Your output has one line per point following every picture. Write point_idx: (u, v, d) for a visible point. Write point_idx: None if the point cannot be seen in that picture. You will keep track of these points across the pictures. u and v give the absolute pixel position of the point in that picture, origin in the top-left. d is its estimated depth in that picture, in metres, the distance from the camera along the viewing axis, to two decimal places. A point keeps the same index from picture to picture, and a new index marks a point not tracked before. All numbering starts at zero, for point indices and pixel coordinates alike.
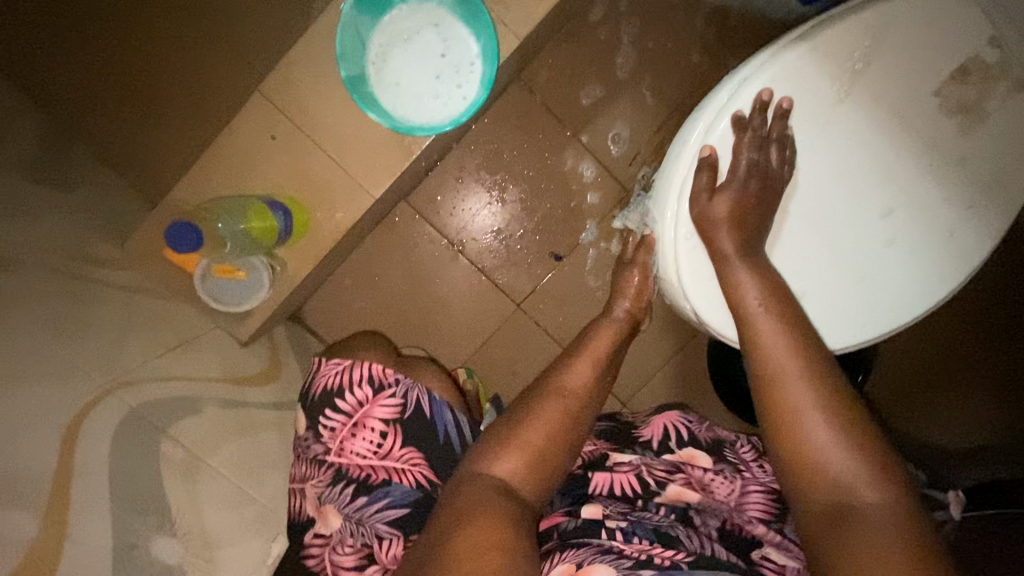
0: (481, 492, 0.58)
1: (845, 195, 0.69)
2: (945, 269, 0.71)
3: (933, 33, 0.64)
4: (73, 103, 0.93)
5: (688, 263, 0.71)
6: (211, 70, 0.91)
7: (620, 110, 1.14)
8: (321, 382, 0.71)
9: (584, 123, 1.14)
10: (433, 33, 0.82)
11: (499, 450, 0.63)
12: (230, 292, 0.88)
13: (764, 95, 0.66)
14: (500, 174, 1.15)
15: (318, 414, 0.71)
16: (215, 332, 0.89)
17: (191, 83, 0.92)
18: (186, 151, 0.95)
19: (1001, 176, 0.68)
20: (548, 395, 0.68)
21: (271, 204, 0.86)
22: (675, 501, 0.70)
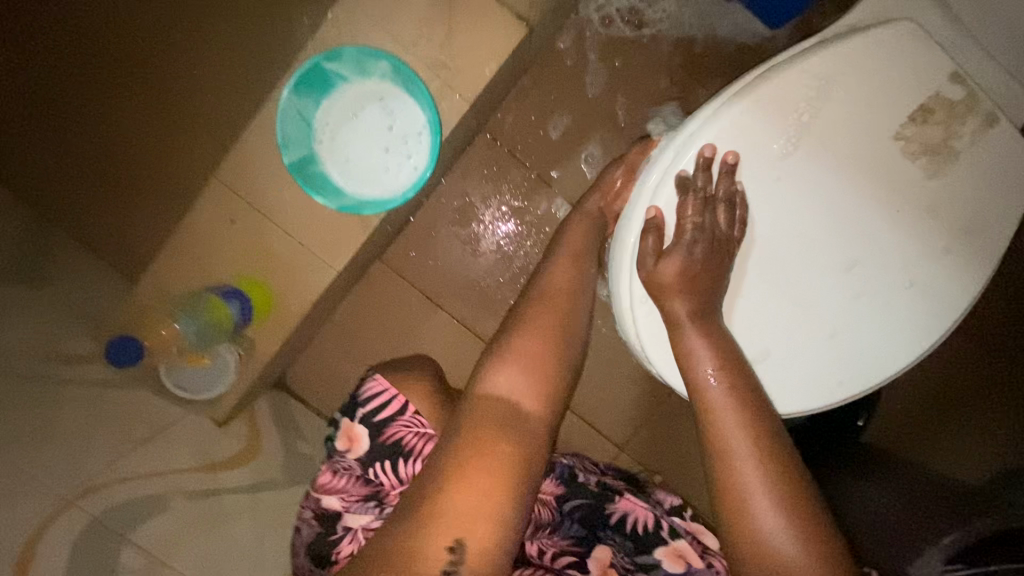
0: (495, 403, 0.62)
1: (803, 250, 0.65)
2: (924, 321, 0.66)
3: (886, 76, 0.60)
4: (53, 192, 0.98)
5: (645, 329, 0.67)
6: (176, 143, 0.90)
7: (589, 147, 1.11)
8: (397, 434, 0.69)
9: (554, 166, 1.12)
10: (378, 106, 0.81)
11: (505, 360, 0.66)
12: (198, 380, 0.90)
13: (706, 152, 0.62)
14: (472, 225, 1.14)
15: (379, 458, 0.68)
16: (187, 415, 0.89)
17: (153, 163, 0.93)
18: (161, 227, 0.95)
19: (979, 219, 0.63)
20: (533, 307, 0.73)
21: (226, 293, 0.87)
22: (677, 562, 0.68)
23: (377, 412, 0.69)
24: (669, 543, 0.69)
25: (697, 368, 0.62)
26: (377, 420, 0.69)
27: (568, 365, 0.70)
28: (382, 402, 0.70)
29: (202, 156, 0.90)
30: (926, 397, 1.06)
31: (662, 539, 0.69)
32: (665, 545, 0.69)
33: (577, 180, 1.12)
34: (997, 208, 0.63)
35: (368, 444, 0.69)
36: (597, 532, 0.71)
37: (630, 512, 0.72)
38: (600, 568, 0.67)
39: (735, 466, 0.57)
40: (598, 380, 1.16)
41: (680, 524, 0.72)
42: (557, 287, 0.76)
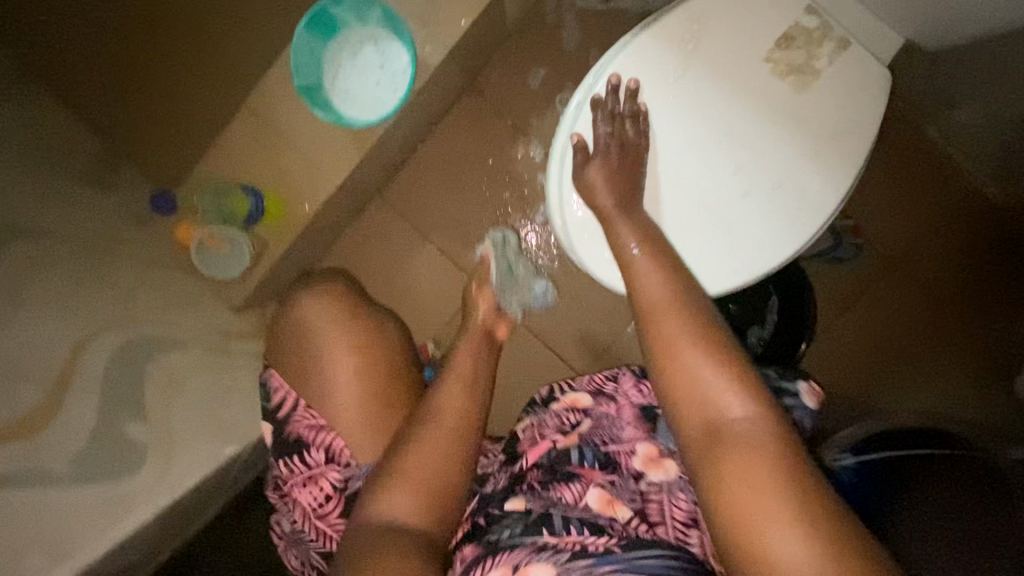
0: (374, 531, 0.66)
1: (696, 153, 0.80)
2: (801, 215, 0.79)
3: (755, 10, 0.75)
4: (102, 125, 1.14)
5: (574, 226, 0.86)
6: (197, 59, 1.06)
7: (563, 94, 1.28)
8: (296, 431, 0.83)
9: (531, 120, 1.29)
10: (373, 49, 1.01)
11: (389, 486, 0.70)
12: (217, 260, 1.09)
13: (612, 80, 0.79)
14: (459, 171, 1.32)
15: (291, 455, 0.83)
16: (208, 298, 1.09)
17: (185, 90, 1.09)
18: (192, 142, 1.12)
19: (840, 127, 0.77)
20: (418, 425, 0.76)
21: (247, 190, 1.08)
22: (577, 439, 0.76)
23: (281, 409, 0.84)
24: (561, 438, 0.77)
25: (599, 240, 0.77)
26: (280, 416, 0.84)
27: (459, 472, 0.73)
28: (282, 404, 0.84)
29: (222, 74, 1.07)
30: (871, 346, 1.17)
31: (556, 438, 0.77)
32: (561, 439, 0.77)
33: (551, 132, 1.29)
34: (856, 119, 0.76)
35: (275, 441, 0.85)
36: (515, 483, 0.73)
37: (522, 447, 0.79)
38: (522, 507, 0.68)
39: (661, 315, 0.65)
40: (562, 311, 1.30)
41: (557, 410, 0.82)
42: (445, 412, 0.78)
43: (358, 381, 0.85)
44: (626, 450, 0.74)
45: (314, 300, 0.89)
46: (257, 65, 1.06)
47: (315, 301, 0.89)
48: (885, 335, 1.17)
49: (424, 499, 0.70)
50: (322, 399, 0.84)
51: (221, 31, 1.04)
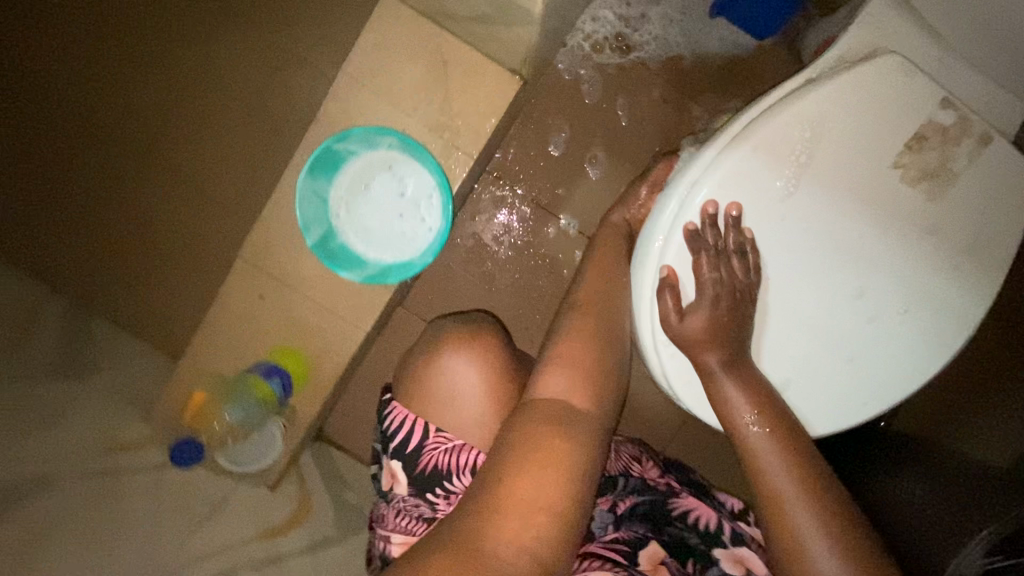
0: (546, 408, 0.60)
1: (814, 281, 0.68)
2: (939, 335, 0.69)
3: (877, 110, 0.62)
4: (83, 278, 1.03)
5: (671, 369, 0.71)
6: (202, 194, 0.99)
7: (592, 155, 1.12)
8: (429, 458, 0.72)
9: (562, 196, 1.13)
10: (389, 174, 0.84)
11: (547, 365, 0.66)
12: (248, 452, 0.95)
13: (708, 209, 0.66)
14: (487, 263, 1.16)
15: (425, 489, 0.73)
16: (241, 487, 0.93)
17: (181, 229, 1.01)
18: (196, 284, 1.02)
19: (984, 234, 0.65)
20: (573, 314, 0.74)
21: (267, 371, 0.92)
22: (736, 566, 0.72)
23: (407, 442, 0.73)
24: (730, 546, 0.74)
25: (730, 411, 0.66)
26: (409, 450, 0.73)
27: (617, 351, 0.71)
28: (410, 431, 0.74)
29: (226, 205, 0.99)
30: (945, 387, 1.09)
31: (723, 542, 0.74)
32: (726, 549, 0.74)
33: (588, 205, 1.14)
34: (1001, 223, 0.65)
35: (406, 477, 0.73)
36: (660, 522, 0.75)
37: (695, 505, 0.78)
38: (652, 562, 0.69)
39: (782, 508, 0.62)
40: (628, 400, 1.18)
41: (746, 530, 0.77)
42: (591, 292, 0.77)
43: (493, 389, 0.76)
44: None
45: (452, 364, 0.76)
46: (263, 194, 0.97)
47: (459, 359, 0.77)
48: (959, 373, 1.09)
49: (579, 381, 0.64)
50: (460, 418, 0.75)
51: (223, 160, 0.98)
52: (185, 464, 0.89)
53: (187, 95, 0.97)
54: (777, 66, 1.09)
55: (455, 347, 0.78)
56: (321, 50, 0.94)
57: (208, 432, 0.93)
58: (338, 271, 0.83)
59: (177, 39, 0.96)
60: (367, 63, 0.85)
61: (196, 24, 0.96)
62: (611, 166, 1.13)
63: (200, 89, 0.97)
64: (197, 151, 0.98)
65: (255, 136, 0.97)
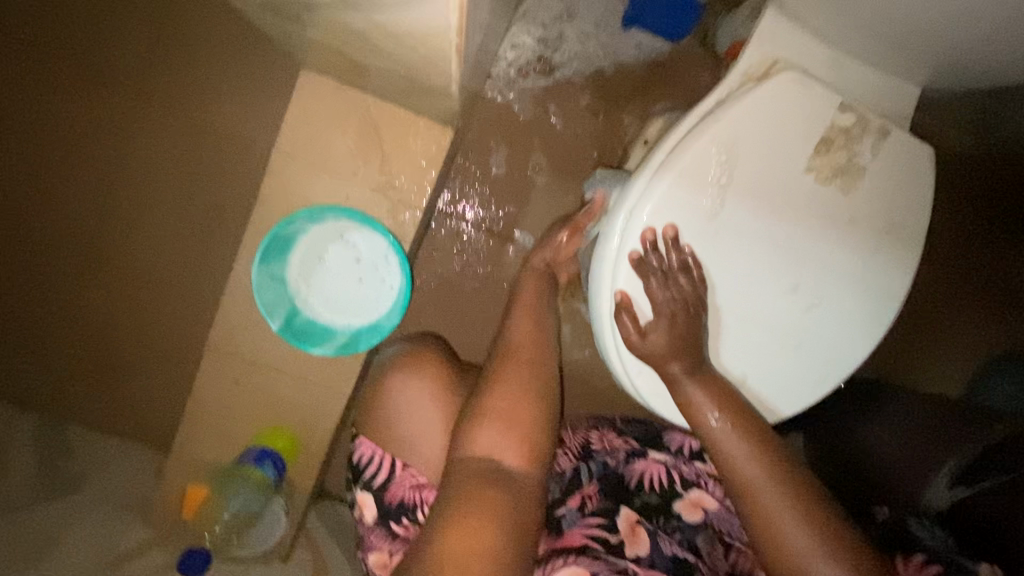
0: (470, 470, 0.60)
1: (754, 284, 0.72)
2: (874, 311, 0.74)
3: (783, 123, 0.67)
4: (42, 392, 0.99)
5: (639, 387, 0.74)
6: (156, 281, 0.98)
7: (533, 158, 1.12)
8: (397, 493, 0.72)
9: (514, 213, 1.13)
10: (341, 243, 0.86)
11: (473, 422, 0.64)
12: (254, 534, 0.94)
13: (647, 235, 0.69)
14: (452, 284, 1.14)
15: (393, 518, 0.72)
16: (251, 569, 0.91)
17: (139, 321, 0.99)
18: (168, 371, 1.01)
19: (897, 217, 0.71)
20: (502, 361, 0.72)
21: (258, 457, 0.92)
22: (695, 509, 0.79)
23: (377, 477, 0.74)
24: (684, 494, 0.80)
25: (701, 415, 0.70)
26: (378, 484, 0.73)
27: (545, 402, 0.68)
28: (378, 467, 0.74)
29: (184, 288, 0.98)
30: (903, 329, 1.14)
31: (680, 491, 0.80)
32: (683, 497, 0.80)
33: (541, 219, 1.14)
34: (909, 204, 0.71)
35: (376, 507, 0.73)
36: (623, 496, 0.78)
37: (650, 466, 0.82)
38: (629, 526, 0.73)
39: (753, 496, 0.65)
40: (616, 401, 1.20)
41: (698, 470, 0.83)
42: (517, 344, 0.74)
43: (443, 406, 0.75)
44: (751, 555, 0.76)
45: (403, 386, 0.77)
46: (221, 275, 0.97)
47: (405, 380, 0.77)
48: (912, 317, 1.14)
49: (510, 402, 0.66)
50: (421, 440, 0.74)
51: (172, 244, 0.97)
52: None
53: (119, 184, 0.94)
54: (694, 63, 1.14)
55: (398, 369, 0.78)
56: (248, 119, 0.94)
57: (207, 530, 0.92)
58: (308, 346, 0.84)
59: (96, 131, 0.93)
60: (298, 136, 0.86)
61: (114, 112, 0.93)
62: (554, 171, 1.13)
63: (131, 176, 0.94)
64: (142, 239, 0.96)
65: (198, 217, 0.96)
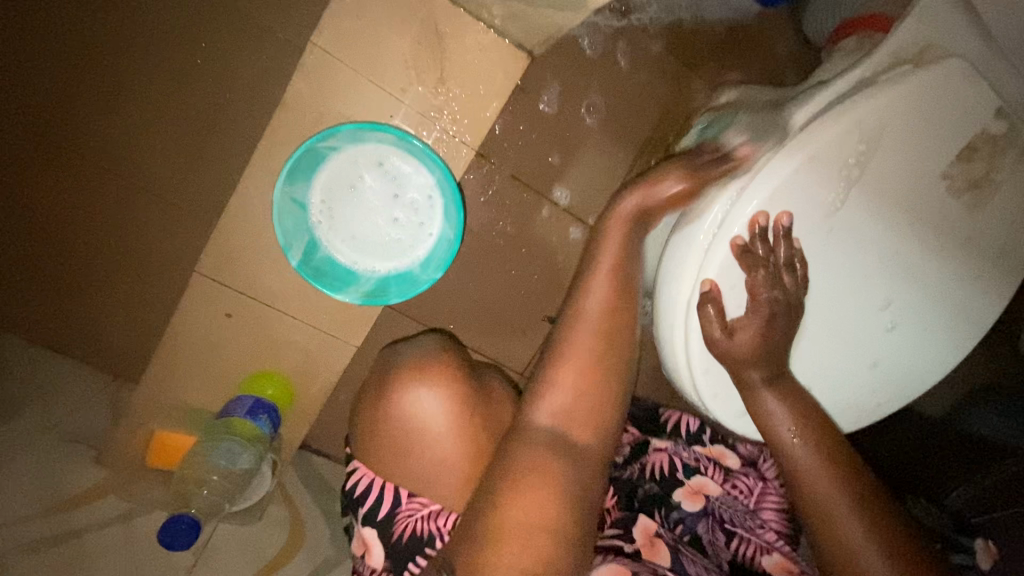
0: (534, 443, 0.57)
1: (851, 292, 0.66)
2: (956, 338, 0.70)
3: (935, 118, 0.59)
4: None
5: (706, 386, 0.67)
6: (125, 196, 0.76)
7: (590, 96, 0.99)
8: (404, 526, 0.63)
9: (558, 168, 1.01)
10: (381, 173, 0.72)
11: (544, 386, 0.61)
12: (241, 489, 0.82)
13: (759, 220, 0.60)
14: (476, 238, 1.02)
15: (402, 559, 0.63)
16: (219, 528, 0.78)
17: (100, 224, 0.77)
18: (131, 307, 0.81)
19: (1010, 244, 0.66)
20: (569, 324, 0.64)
21: (251, 409, 0.81)
22: (697, 498, 0.74)
23: (377, 507, 0.64)
24: (686, 481, 0.75)
25: (774, 425, 0.64)
26: (381, 519, 0.63)
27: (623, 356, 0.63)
28: (378, 497, 0.64)
29: (162, 209, 0.77)
30: None
31: (681, 480, 0.75)
32: (683, 486, 0.75)
33: (585, 180, 1.02)
34: None
35: (382, 547, 0.64)
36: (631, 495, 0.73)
37: (651, 459, 0.77)
38: (647, 536, 0.67)
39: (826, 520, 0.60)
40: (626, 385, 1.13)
41: (699, 453, 0.78)
42: (594, 308, 0.64)
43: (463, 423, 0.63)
44: (756, 541, 0.72)
45: (408, 400, 0.63)
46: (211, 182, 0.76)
47: (414, 393, 0.63)
48: None
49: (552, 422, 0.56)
50: (432, 458, 0.63)
51: (148, 152, 0.74)
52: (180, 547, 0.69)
53: (64, 59, 0.68)
54: (776, 38, 1.04)
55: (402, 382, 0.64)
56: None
57: (195, 496, 0.77)
58: (328, 291, 0.72)
59: None
60: (341, 36, 0.70)
61: None
62: (609, 130, 1.01)
63: (86, 50, 0.68)
64: (106, 140, 0.73)
65: (193, 100, 0.72)
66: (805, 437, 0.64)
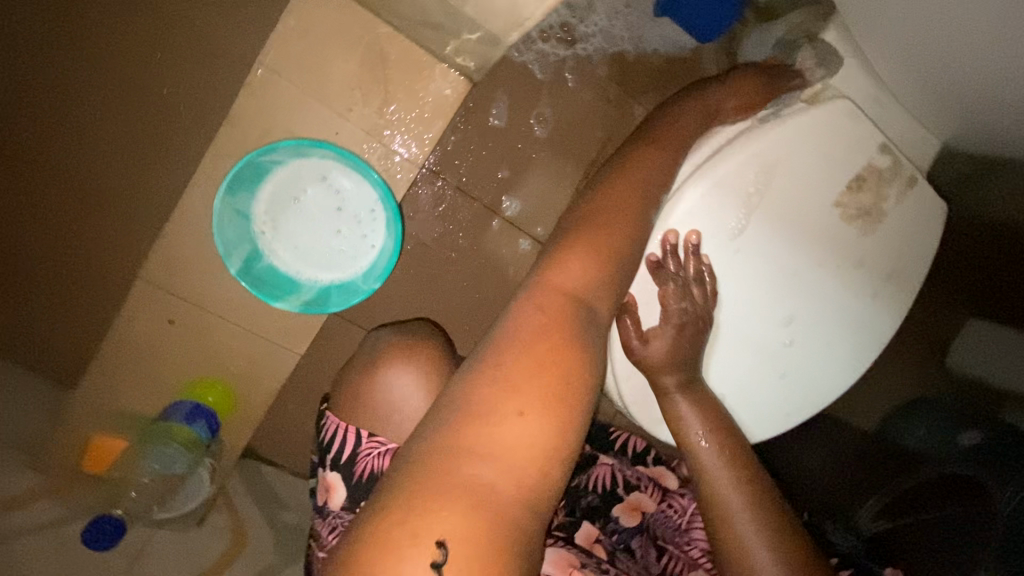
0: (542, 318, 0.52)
1: (757, 308, 0.71)
2: (857, 352, 0.76)
3: (825, 151, 0.65)
4: None
5: (627, 394, 0.71)
6: (74, 206, 0.77)
7: (540, 109, 1.04)
8: (364, 465, 0.64)
9: (508, 184, 1.05)
10: (323, 186, 0.75)
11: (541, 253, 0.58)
12: (178, 493, 0.85)
13: (669, 239, 0.65)
14: (427, 249, 1.05)
15: (361, 501, 0.64)
16: (159, 533, 0.80)
17: (39, 226, 0.77)
18: (77, 311, 0.82)
19: (899, 266, 0.72)
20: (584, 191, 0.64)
21: (192, 415, 0.84)
22: (634, 512, 0.81)
23: (339, 452, 0.65)
24: (625, 497, 0.82)
25: (687, 429, 0.69)
26: (344, 459, 0.64)
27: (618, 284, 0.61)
28: (341, 442, 0.65)
29: (110, 218, 0.78)
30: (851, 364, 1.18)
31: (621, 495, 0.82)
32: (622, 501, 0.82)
33: (534, 196, 1.07)
34: (913, 256, 0.72)
35: (345, 488, 0.65)
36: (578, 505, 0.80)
37: (597, 469, 0.84)
38: (588, 542, 0.75)
39: (731, 518, 0.64)
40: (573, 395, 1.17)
41: (642, 473, 0.86)
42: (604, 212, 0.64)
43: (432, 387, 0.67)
44: (682, 557, 0.80)
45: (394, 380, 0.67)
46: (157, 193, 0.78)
47: (398, 372, 0.67)
48: None
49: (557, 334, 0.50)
50: (404, 428, 0.66)
51: (97, 164, 0.76)
52: (105, 545, 0.72)
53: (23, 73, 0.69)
54: (713, 70, 1.11)
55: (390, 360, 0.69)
56: (212, 14, 0.71)
57: (126, 497, 0.81)
58: (268, 298, 0.75)
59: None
60: (289, 52, 0.74)
61: None
62: (557, 150, 1.06)
63: (46, 65, 0.70)
64: (51, 152, 0.74)
65: (142, 110, 0.74)
66: (716, 442, 0.68)
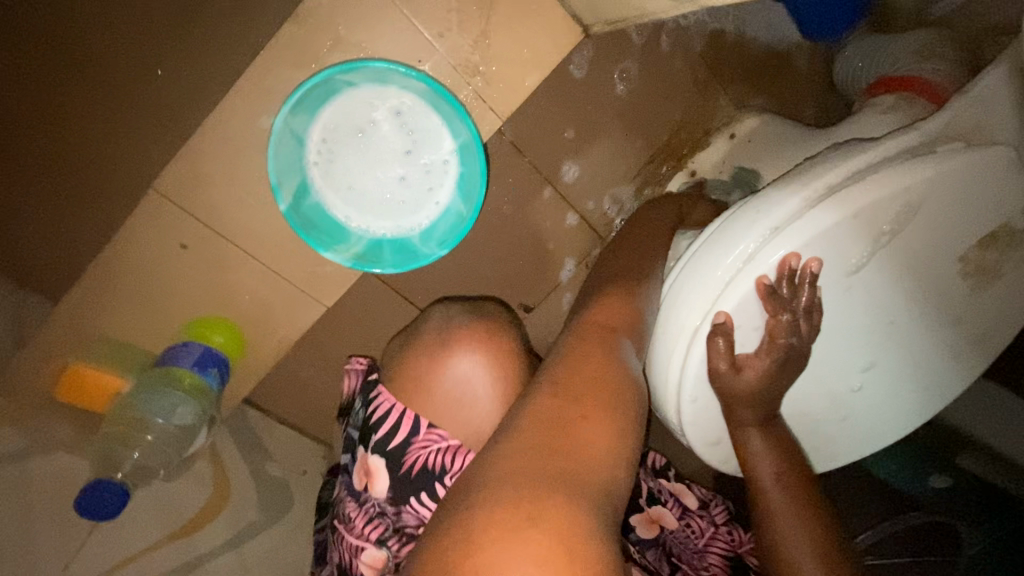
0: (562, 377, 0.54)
1: (846, 348, 0.67)
2: (921, 406, 0.74)
3: (972, 201, 0.59)
4: None
5: (691, 415, 0.67)
6: (55, 90, 0.60)
7: (625, 62, 0.88)
8: (416, 457, 0.60)
9: (574, 149, 0.91)
10: (396, 123, 0.64)
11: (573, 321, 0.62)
12: (174, 449, 0.74)
13: (790, 262, 0.58)
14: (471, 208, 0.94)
15: (408, 494, 0.60)
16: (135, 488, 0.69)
17: (45, 118, 0.61)
18: (71, 224, 0.67)
19: (991, 330, 0.69)
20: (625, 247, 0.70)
21: (200, 363, 0.74)
22: (652, 527, 0.74)
23: (390, 436, 0.61)
24: (645, 508, 0.74)
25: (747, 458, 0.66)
26: (393, 448, 0.60)
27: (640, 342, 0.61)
28: (394, 425, 0.61)
29: (106, 112, 0.62)
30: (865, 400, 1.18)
31: (642, 507, 0.74)
32: (642, 513, 0.74)
33: (600, 171, 0.94)
34: (1007, 323, 0.69)
35: (389, 477, 0.61)
36: None
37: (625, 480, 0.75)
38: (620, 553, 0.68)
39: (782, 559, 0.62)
40: None
41: (665, 487, 0.77)
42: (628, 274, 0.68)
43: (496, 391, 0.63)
44: None
45: (464, 363, 0.63)
46: (188, 90, 0.63)
47: (466, 356, 0.63)
48: None
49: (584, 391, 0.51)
50: (466, 426, 0.62)
51: (101, 47, 0.59)
52: (110, 513, 0.62)
53: None
54: (807, 72, 1.02)
55: (460, 341, 0.64)
56: None
57: (125, 460, 0.70)
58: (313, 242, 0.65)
59: None
60: None
61: None
62: (633, 124, 0.93)
63: None
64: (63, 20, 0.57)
65: None
66: (776, 477, 0.66)
